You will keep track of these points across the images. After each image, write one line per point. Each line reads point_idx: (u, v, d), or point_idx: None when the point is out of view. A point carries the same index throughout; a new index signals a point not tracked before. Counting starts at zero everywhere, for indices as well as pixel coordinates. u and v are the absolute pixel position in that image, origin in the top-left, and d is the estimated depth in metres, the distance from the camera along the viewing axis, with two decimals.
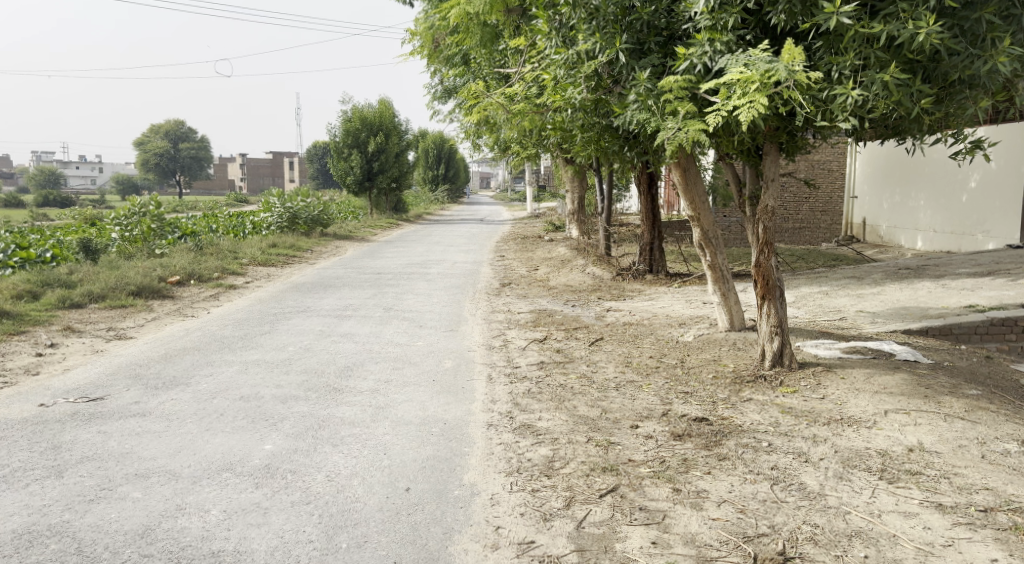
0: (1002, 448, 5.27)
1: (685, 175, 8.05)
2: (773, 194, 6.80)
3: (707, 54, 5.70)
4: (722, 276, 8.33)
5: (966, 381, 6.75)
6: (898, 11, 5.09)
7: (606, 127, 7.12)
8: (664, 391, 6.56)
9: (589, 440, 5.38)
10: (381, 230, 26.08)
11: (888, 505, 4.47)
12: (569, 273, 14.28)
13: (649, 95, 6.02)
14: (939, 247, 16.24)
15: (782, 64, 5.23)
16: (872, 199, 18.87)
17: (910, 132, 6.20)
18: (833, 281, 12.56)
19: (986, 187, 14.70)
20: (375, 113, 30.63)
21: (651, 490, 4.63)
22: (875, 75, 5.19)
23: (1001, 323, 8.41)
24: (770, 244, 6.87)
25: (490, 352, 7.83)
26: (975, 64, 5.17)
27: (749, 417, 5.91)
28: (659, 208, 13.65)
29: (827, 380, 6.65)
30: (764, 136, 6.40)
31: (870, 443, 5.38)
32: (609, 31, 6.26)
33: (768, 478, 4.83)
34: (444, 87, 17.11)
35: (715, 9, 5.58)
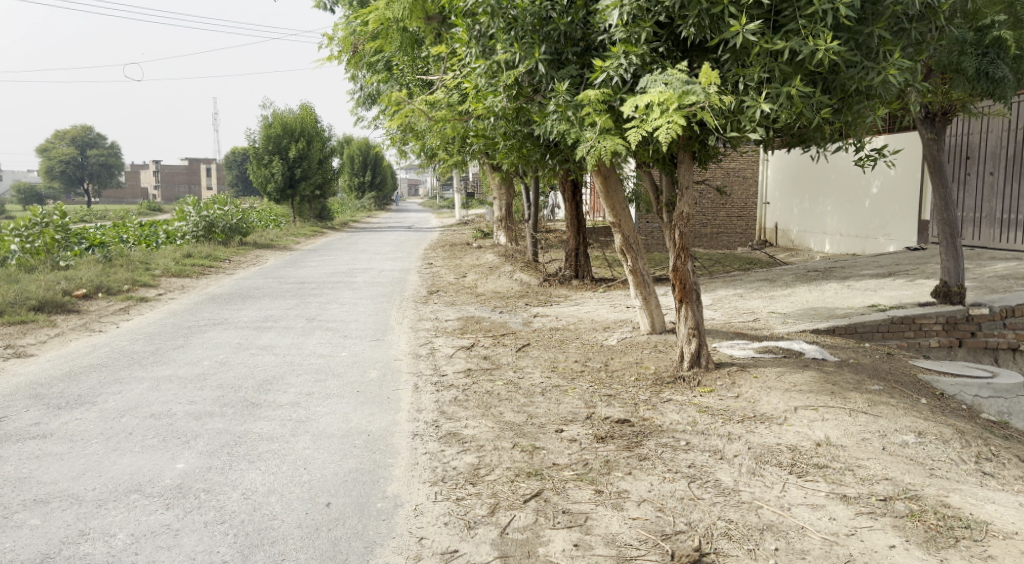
0: (901, 440, 5.59)
1: (606, 183, 8.17)
2: (688, 201, 7.01)
3: (623, 67, 5.82)
4: (643, 281, 8.53)
5: (869, 377, 7.10)
6: (800, 28, 5.34)
7: (527, 136, 7.22)
8: (588, 395, 6.67)
9: (514, 445, 5.42)
10: (304, 238, 25.60)
11: (797, 498, 4.67)
12: (496, 279, 14.34)
13: (568, 106, 6.13)
14: (845, 249, 17.00)
15: (697, 85, 5.43)
16: (784, 205, 19.63)
17: (813, 140, 6.49)
18: (749, 283, 13.02)
19: (887, 193, 15.46)
20: (297, 119, 29.96)
21: (574, 492, 4.70)
22: (780, 88, 5.45)
23: (901, 321, 8.70)
24: (687, 248, 7.07)
25: (416, 361, 7.80)
26: (870, 76, 5.47)
27: (668, 418, 6.07)
28: (583, 215, 13.90)
29: (743, 379, 6.88)
30: (678, 145, 6.60)
31: (781, 439, 5.60)
32: (526, 41, 6.32)
33: (686, 476, 4.97)
34: (367, 93, 16.92)
35: (629, 22, 5.72)
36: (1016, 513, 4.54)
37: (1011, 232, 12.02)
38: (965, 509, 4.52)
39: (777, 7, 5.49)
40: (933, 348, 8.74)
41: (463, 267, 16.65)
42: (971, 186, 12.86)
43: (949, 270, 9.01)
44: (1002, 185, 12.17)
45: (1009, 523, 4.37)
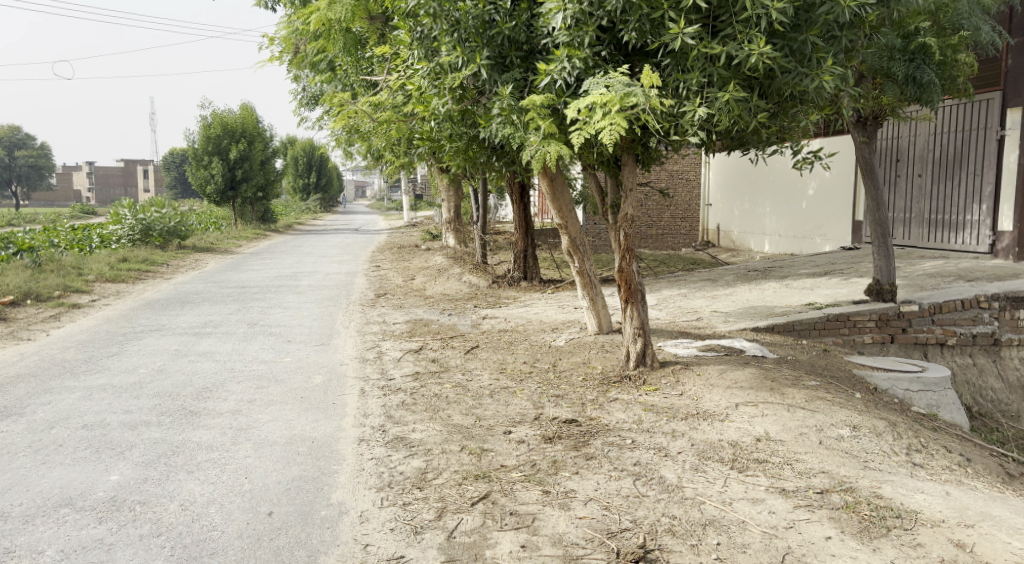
0: (837, 434, 5.77)
1: (552, 185, 8.19)
2: (632, 202, 7.10)
3: (566, 71, 5.87)
4: (590, 281, 8.62)
5: (806, 373, 7.31)
6: (736, 32, 5.47)
7: (473, 138, 7.21)
8: (536, 395, 6.70)
9: (462, 448, 5.42)
10: (247, 241, 25.11)
11: (738, 493, 4.78)
12: (445, 281, 14.29)
13: (512, 109, 6.16)
14: (784, 249, 17.44)
15: (638, 87, 5.51)
16: (726, 207, 20.05)
17: (752, 143, 6.64)
18: (692, 283, 13.26)
19: (823, 194, 15.91)
20: (238, 119, 29.44)
21: (521, 494, 4.72)
22: (717, 92, 5.58)
23: (836, 318, 8.92)
24: (632, 250, 7.17)
25: (363, 365, 7.73)
26: (803, 82, 5.63)
27: (614, 417, 6.15)
28: (531, 217, 13.98)
29: (686, 377, 7.01)
30: (621, 147, 6.70)
31: (722, 435, 5.72)
32: (469, 44, 6.32)
33: (631, 474, 5.04)
34: (311, 93, 16.66)
35: (571, 26, 5.77)
36: (944, 501, 4.73)
37: (939, 232, 12.49)
38: (896, 499, 4.69)
39: (715, 12, 5.61)
40: (867, 344, 8.97)
41: (411, 269, 16.55)
42: (901, 188, 13.30)
43: (881, 269, 9.29)
44: (930, 187, 12.63)
45: (937, 511, 4.55)
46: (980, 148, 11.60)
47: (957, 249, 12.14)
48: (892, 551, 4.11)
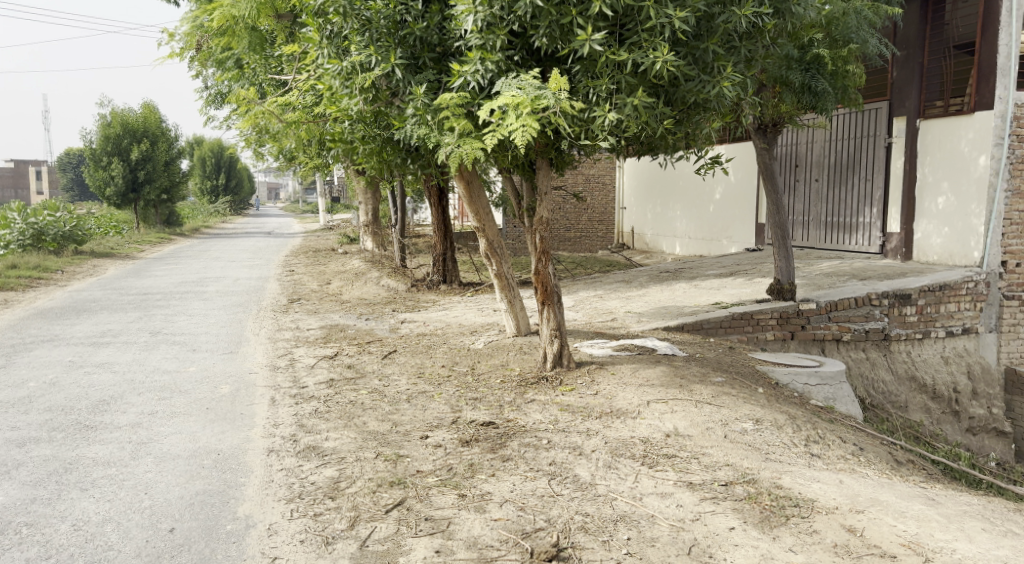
0: (740, 428, 6.01)
1: (468, 188, 8.18)
2: (547, 206, 7.19)
3: (479, 73, 5.91)
4: (508, 284, 8.67)
5: (714, 370, 7.57)
6: (641, 41, 5.63)
7: (386, 140, 7.16)
8: (454, 399, 6.70)
9: (377, 455, 5.36)
10: (149, 246, 24.09)
11: (648, 488, 4.91)
12: (362, 285, 14.10)
13: (426, 110, 6.14)
14: (694, 251, 17.97)
15: (549, 90, 5.61)
16: (639, 210, 20.49)
17: (661, 148, 6.84)
18: (606, 285, 13.53)
19: (730, 197, 16.47)
20: (139, 118, 28.27)
21: (436, 498, 4.72)
22: (626, 99, 5.71)
23: (741, 316, 9.24)
24: (548, 252, 7.26)
25: (274, 373, 7.55)
26: (707, 88, 5.88)
27: (531, 418, 6.21)
28: (449, 220, 13.96)
29: (601, 377, 7.15)
30: (536, 151, 6.78)
31: (634, 432, 5.86)
32: (381, 44, 6.27)
33: (546, 474, 5.11)
34: (218, 90, 16.09)
35: (483, 29, 5.80)
36: (838, 489, 4.99)
37: (835, 234, 13.13)
38: (794, 489, 4.91)
39: (621, 20, 5.74)
40: (769, 341, 9.33)
41: (327, 273, 16.25)
42: (801, 192, 13.92)
43: (781, 270, 9.67)
44: (826, 192, 13.28)
45: (831, 499, 4.79)
46: (870, 154, 12.25)
47: (851, 250, 12.79)
48: (790, 539, 4.31)
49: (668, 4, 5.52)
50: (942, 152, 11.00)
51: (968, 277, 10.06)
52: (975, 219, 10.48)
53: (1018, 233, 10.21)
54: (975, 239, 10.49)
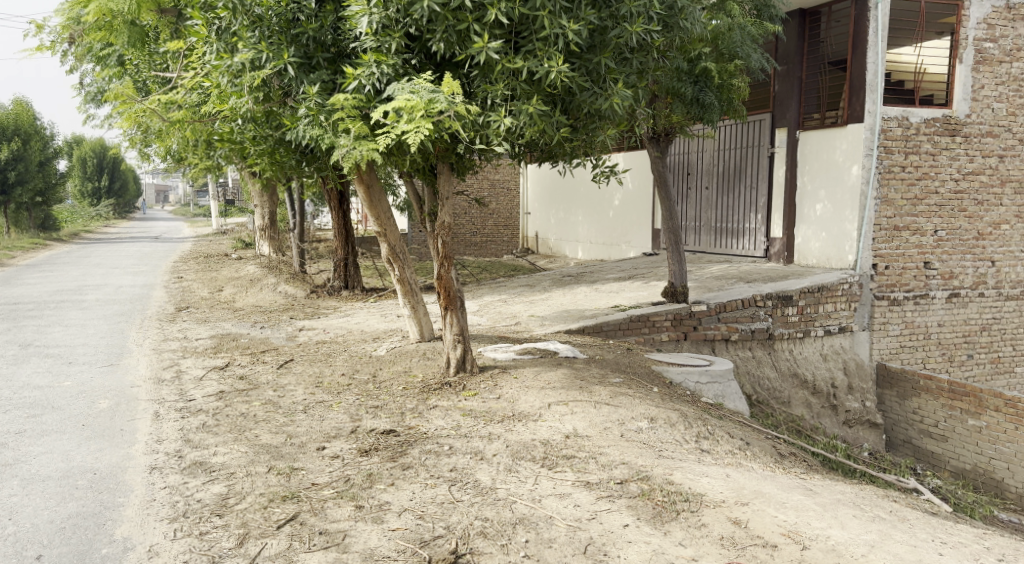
0: (636, 427, 6.18)
1: (368, 192, 8.05)
2: (449, 211, 7.15)
3: (374, 75, 5.85)
4: (411, 289, 8.59)
5: (612, 371, 7.74)
6: (536, 49, 5.71)
7: (279, 141, 6.98)
8: (353, 408, 6.59)
9: (269, 469, 5.20)
10: (22, 252, 22.59)
11: (547, 490, 4.97)
12: (258, 292, 13.68)
13: (320, 110, 6.03)
14: (595, 255, 18.33)
15: (441, 94, 5.60)
16: (543, 215, 20.73)
17: (561, 155, 6.96)
18: (509, 289, 13.63)
19: (629, 203, 16.88)
20: (9, 116, 26.51)
21: (332, 511, 4.62)
22: (522, 106, 5.77)
23: (638, 318, 9.48)
24: (450, 257, 7.23)
25: (159, 386, 7.22)
26: (599, 100, 6.04)
27: (433, 424, 6.18)
28: (350, 225, 13.73)
29: (504, 381, 7.18)
30: (435, 156, 6.77)
31: (535, 435, 5.92)
32: (273, 42, 6.07)
33: (446, 480, 5.09)
34: (97, 88, 15.26)
35: (378, 31, 5.74)
36: (725, 483, 5.19)
37: (725, 238, 13.66)
38: (685, 484, 5.09)
39: (517, 29, 5.77)
40: (664, 341, 9.61)
41: (219, 279, 15.67)
42: (693, 198, 14.42)
43: (675, 273, 9.98)
44: (716, 198, 13.80)
45: (718, 493, 4.98)
46: (755, 163, 12.84)
47: (739, 254, 13.35)
48: (680, 533, 4.45)
49: (561, 15, 5.62)
50: (820, 161, 11.60)
51: (843, 279, 10.63)
52: (849, 224, 11.06)
53: (885, 237, 10.93)
54: (849, 243, 11.05)
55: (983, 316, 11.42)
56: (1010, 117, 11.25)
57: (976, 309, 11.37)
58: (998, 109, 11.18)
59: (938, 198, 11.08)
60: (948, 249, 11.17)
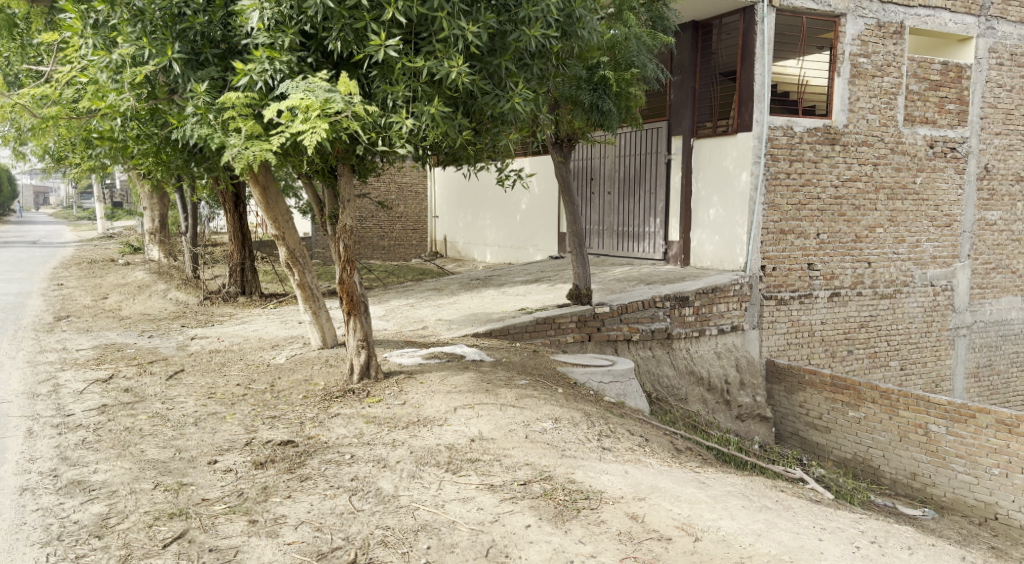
0: (540, 427, 6.24)
1: (265, 194, 7.79)
2: (350, 213, 7.00)
3: (267, 73, 5.69)
4: (312, 294, 8.39)
5: (518, 373, 7.78)
6: (436, 50, 5.68)
7: (164, 140, 6.60)
8: (249, 419, 6.37)
9: (156, 486, 4.96)
10: None
11: (451, 494, 4.94)
12: (147, 299, 13.06)
13: (209, 109, 5.80)
14: (503, 259, 18.40)
15: (338, 93, 5.50)
16: (450, 219, 20.65)
17: (464, 158, 6.95)
18: (416, 294, 13.51)
19: (535, 207, 17.02)
20: None
21: (224, 526, 4.44)
22: (422, 106, 5.73)
23: (544, 321, 9.57)
24: (352, 261, 7.07)
25: (33, 401, 6.77)
26: (500, 103, 6.06)
27: (334, 433, 6.04)
28: (248, 229, 13.30)
29: (409, 386, 7.10)
30: (335, 157, 6.64)
31: (440, 439, 5.88)
32: (156, 37, 5.82)
33: (347, 490, 4.98)
34: None
35: (271, 27, 5.60)
36: (623, 479, 5.30)
37: (626, 242, 13.97)
38: (585, 482, 5.16)
39: (416, 30, 5.73)
40: (569, 343, 9.73)
41: (104, 287, 14.86)
42: (596, 203, 14.70)
43: (578, 276, 10.11)
44: (618, 203, 14.10)
45: (617, 489, 5.08)
46: (654, 169, 13.20)
47: (639, 257, 13.67)
48: (580, 531, 4.51)
49: (461, 17, 5.62)
50: (712, 167, 12.03)
51: (735, 280, 11.06)
52: (739, 228, 11.49)
53: (772, 241, 11.45)
54: (740, 246, 11.49)
55: (861, 314, 12.10)
56: (883, 127, 11.97)
57: (855, 308, 12.05)
58: (872, 120, 11.88)
59: (819, 204, 11.69)
60: (829, 251, 11.79)
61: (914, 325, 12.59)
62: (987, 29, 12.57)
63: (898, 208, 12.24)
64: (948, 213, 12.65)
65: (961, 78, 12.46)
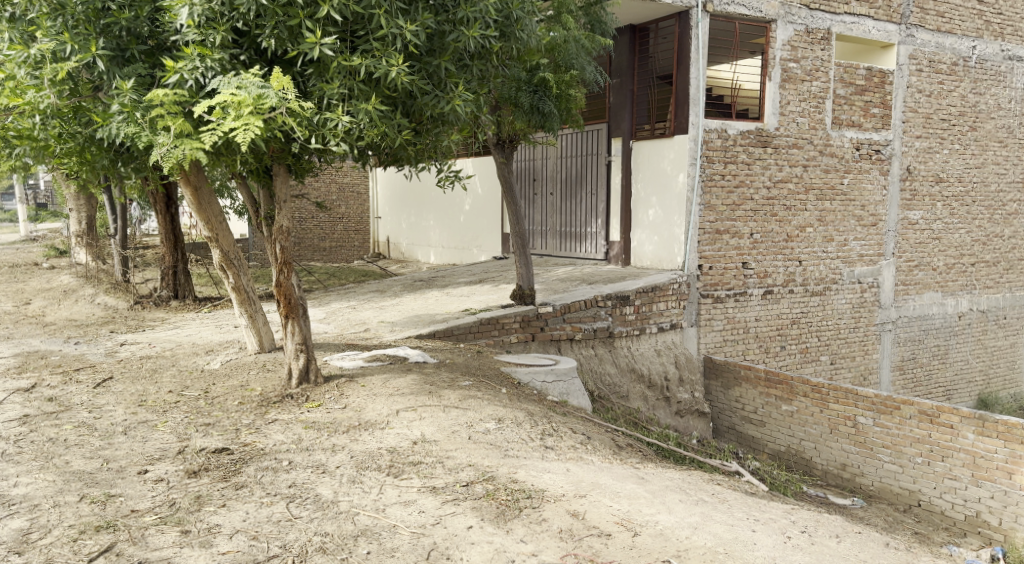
0: (484, 428, 6.23)
1: (199, 195, 7.59)
2: (286, 214, 6.87)
3: (197, 70, 5.55)
4: (248, 298, 8.21)
5: (461, 374, 7.76)
6: (373, 49, 5.63)
7: (89, 139, 6.37)
8: (182, 427, 6.20)
9: (82, 498, 4.78)
10: None
11: (392, 498, 4.90)
12: (73, 304, 12.59)
13: (136, 106, 5.62)
14: (447, 260, 18.33)
15: (272, 89, 5.41)
16: (393, 220, 20.48)
17: (405, 159, 6.89)
18: (358, 296, 13.35)
19: (479, 208, 17.00)
20: None
21: (154, 538, 4.31)
22: (360, 105, 5.66)
23: (487, 321, 9.57)
24: (289, 263, 6.93)
25: None
26: (439, 103, 6.03)
27: (272, 439, 5.92)
28: (181, 231, 12.95)
29: (350, 390, 7.01)
30: (270, 156, 6.51)
31: (381, 443, 5.82)
32: (79, 32, 5.63)
33: (284, 497, 4.89)
34: None
35: (202, 24, 5.47)
36: (565, 477, 5.34)
37: (568, 242, 14.09)
38: (527, 482, 5.18)
39: (353, 28, 5.68)
40: (513, 343, 9.74)
41: (28, 291, 14.28)
42: (538, 203, 14.80)
43: (522, 276, 10.15)
44: (560, 204, 14.20)
45: (559, 487, 5.11)
46: (594, 171, 13.33)
47: (581, 257, 13.79)
48: (522, 530, 4.52)
49: (398, 16, 5.59)
50: (650, 168, 12.21)
51: (674, 279, 11.23)
52: (677, 228, 11.69)
53: (708, 240, 11.68)
54: (678, 246, 11.69)
55: (793, 310, 12.45)
56: (812, 130, 12.34)
57: (787, 305, 12.40)
58: (802, 123, 12.24)
59: (753, 204, 11.98)
60: (763, 250, 12.09)
61: (843, 321, 13.01)
62: (907, 37, 13.06)
63: (827, 208, 12.63)
64: (874, 213, 13.08)
65: (884, 83, 12.93)
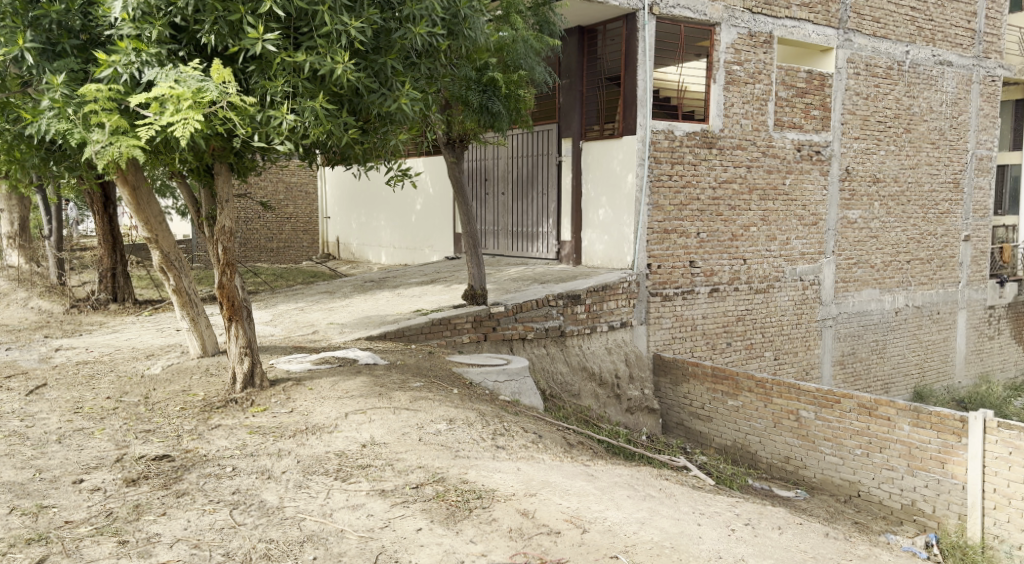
0: (434, 429, 6.19)
1: (139, 195, 7.38)
2: (229, 214, 6.72)
3: (133, 65, 5.39)
4: (190, 300, 8.01)
5: (412, 375, 7.70)
6: (317, 45, 5.54)
7: (17, 136, 6.13)
8: (121, 434, 6.01)
9: (12, 510, 4.59)
10: None
11: (339, 503, 4.83)
12: (5, 309, 12.12)
13: (67, 102, 5.42)
14: (397, 261, 18.18)
15: (212, 83, 5.29)
16: (342, 220, 20.24)
17: (352, 158, 6.80)
18: (305, 297, 13.15)
19: (430, 208, 16.91)
20: None
21: (90, 550, 4.17)
22: (304, 101, 5.56)
23: (439, 322, 9.52)
24: (233, 265, 6.79)
25: None
26: (386, 101, 5.96)
27: (215, 445, 5.78)
28: (120, 232, 12.58)
29: (297, 393, 6.89)
30: (211, 154, 6.35)
31: (329, 447, 5.74)
32: (5, 25, 5.41)
33: (228, 504, 4.78)
34: None
35: (137, 18, 5.31)
36: (515, 477, 5.34)
37: (519, 242, 14.11)
38: (477, 482, 5.16)
39: (295, 24, 5.58)
40: (465, 343, 9.71)
41: None
42: (490, 203, 14.80)
43: (474, 276, 10.13)
44: (511, 203, 14.22)
45: (509, 487, 5.11)
46: (544, 171, 13.38)
47: (532, 257, 13.82)
48: (471, 531, 4.50)
49: (342, 13, 5.52)
50: (599, 168, 12.31)
51: (623, 278, 11.32)
52: (626, 227, 11.79)
53: (656, 240, 11.81)
54: (627, 245, 11.80)
55: (738, 308, 12.68)
56: (755, 132, 12.59)
57: (733, 302, 12.62)
58: (745, 124, 12.47)
59: (699, 204, 12.16)
60: (709, 249, 12.28)
61: (786, 317, 13.30)
62: (845, 41, 13.41)
63: (770, 208, 12.90)
64: (814, 212, 13.42)
65: (824, 86, 13.26)
